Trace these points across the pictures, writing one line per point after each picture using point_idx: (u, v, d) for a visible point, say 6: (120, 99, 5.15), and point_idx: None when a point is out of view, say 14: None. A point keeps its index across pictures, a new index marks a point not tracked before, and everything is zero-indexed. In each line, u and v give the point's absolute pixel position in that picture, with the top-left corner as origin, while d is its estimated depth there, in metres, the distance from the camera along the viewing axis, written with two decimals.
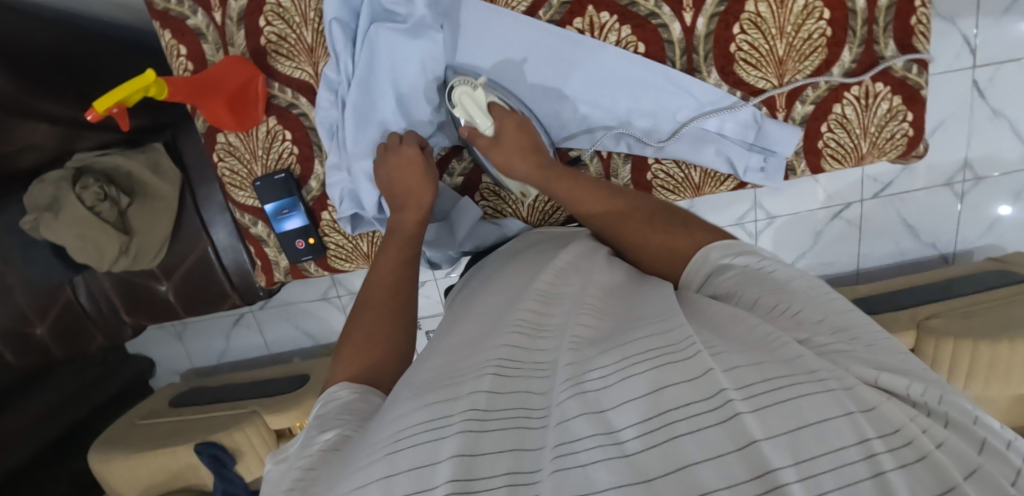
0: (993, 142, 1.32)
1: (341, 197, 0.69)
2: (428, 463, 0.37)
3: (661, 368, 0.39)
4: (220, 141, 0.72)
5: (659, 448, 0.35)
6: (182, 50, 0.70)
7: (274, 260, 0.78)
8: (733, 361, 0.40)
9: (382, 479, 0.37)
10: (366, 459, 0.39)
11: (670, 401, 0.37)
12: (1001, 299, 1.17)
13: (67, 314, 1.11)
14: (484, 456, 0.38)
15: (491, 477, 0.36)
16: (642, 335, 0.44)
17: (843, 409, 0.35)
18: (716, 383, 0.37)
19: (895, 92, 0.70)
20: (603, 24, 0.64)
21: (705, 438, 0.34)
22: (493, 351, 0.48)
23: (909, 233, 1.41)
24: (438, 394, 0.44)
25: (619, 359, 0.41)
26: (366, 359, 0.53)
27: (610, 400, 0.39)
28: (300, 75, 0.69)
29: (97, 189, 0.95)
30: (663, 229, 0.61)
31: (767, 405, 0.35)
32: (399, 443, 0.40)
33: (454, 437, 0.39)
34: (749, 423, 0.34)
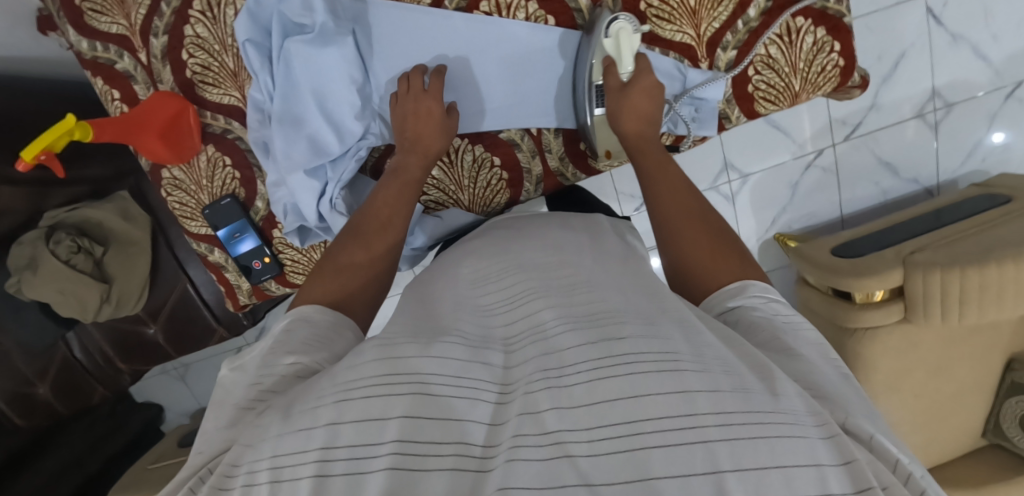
0: (957, 68, 1.30)
1: (285, 211, 0.70)
2: (376, 419, 0.39)
3: (644, 373, 0.38)
4: (165, 177, 0.74)
5: (619, 458, 0.35)
6: (116, 94, 0.72)
7: (236, 284, 0.80)
8: (721, 383, 0.38)
9: (326, 426, 0.39)
10: (317, 400, 0.42)
11: (648, 412, 0.36)
12: (986, 224, 1.15)
13: (65, 370, 1.14)
14: (430, 421, 0.39)
15: (440, 457, 0.37)
16: (630, 334, 0.42)
17: (813, 460, 0.34)
18: (698, 406, 0.36)
19: (817, 24, 0.69)
20: (509, 2, 0.65)
21: (670, 456, 0.34)
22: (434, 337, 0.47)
23: (888, 171, 1.39)
24: (394, 351, 0.44)
25: (607, 357, 0.40)
26: (343, 293, 0.58)
27: (581, 398, 0.38)
28: (229, 100, 0.71)
29: (70, 242, 0.98)
30: (709, 242, 0.58)
31: (742, 438, 0.35)
32: (353, 393, 0.41)
33: (406, 396, 0.40)
34: (719, 453, 0.34)
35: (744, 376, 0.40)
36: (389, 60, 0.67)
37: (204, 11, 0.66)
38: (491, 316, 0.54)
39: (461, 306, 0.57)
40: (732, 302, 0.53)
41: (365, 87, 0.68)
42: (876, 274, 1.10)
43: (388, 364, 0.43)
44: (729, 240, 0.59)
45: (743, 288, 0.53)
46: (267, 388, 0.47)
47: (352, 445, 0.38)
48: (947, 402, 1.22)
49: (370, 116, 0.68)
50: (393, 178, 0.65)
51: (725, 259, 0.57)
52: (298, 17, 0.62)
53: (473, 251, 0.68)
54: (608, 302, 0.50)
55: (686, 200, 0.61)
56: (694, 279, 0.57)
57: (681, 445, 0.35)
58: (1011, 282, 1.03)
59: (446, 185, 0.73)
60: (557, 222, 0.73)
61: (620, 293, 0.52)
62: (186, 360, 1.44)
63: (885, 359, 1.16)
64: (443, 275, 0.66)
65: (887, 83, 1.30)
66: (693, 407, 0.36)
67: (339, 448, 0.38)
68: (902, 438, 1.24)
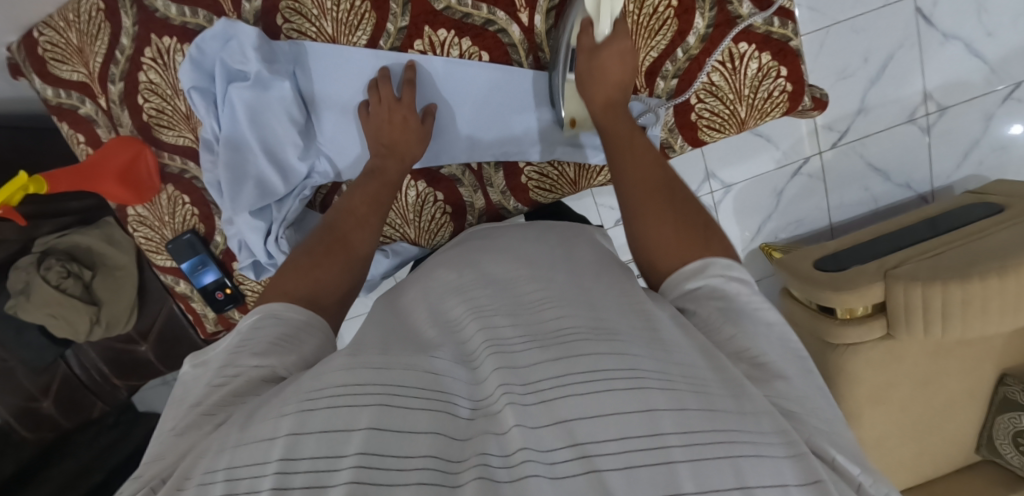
0: (950, 68, 1.25)
1: (240, 246, 0.73)
2: (342, 429, 0.34)
3: (611, 391, 0.34)
4: (131, 213, 0.78)
5: (588, 479, 0.30)
6: (81, 137, 0.75)
7: (202, 312, 0.84)
8: (687, 401, 0.35)
9: (287, 435, 0.33)
10: (280, 409, 0.36)
11: (607, 432, 0.33)
12: (974, 235, 1.11)
13: (66, 386, 1.21)
14: (398, 435, 0.33)
15: (407, 468, 0.31)
16: (603, 351, 0.38)
17: (779, 479, 0.32)
18: (663, 425, 0.33)
19: (761, 49, 0.68)
20: (442, 41, 0.67)
21: (636, 478, 0.30)
22: (397, 349, 0.43)
23: (878, 177, 1.35)
24: (370, 359, 0.39)
25: (587, 371, 0.36)
26: (316, 292, 0.54)
27: (553, 415, 0.34)
28: (183, 141, 0.73)
29: (59, 267, 1.03)
30: (674, 214, 0.55)
31: (713, 458, 0.32)
32: (317, 403, 0.35)
33: (375, 406, 0.35)
34: (681, 474, 0.30)
35: (713, 397, 0.36)
36: (329, 101, 0.69)
37: (155, 58, 0.69)
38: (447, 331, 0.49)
39: (415, 321, 0.53)
40: (693, 284, 0.49)
41: (309, 127, 0.70)
42: (855, 289, 1.07)
43: (359, 373, 0.37)
44: (696, 214, 0.55)
45: (702, 268, 0.50)
46: (234, 390, 0.42)
47: (314, 458, 0.32)
48: (937, 414, 1.18)
49: (315, 154, 0.71)
50: (370, 180, 0.65)
51: (692, 238, 0.53)
52: (237, 64, 0.64)
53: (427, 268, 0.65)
54: (571, 317, 0.44)
55: (651, 168, 0.58)
56: (654, 256, 0.54)
57: (644, 468, 0.31)
58: (996, 295, 0.99)
59: (391, 218, 0.74)
60: (513, 224, 0.71)
61: (591, 302, 0.47)
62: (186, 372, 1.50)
63: (869, 373, 1.12)
64: (407, 285, 0.63)
65: (875, 86, 1.26)
66: (656, 426, 0.33)
67: (301, 462, 0.32)
68: (893, 449, 1.21)
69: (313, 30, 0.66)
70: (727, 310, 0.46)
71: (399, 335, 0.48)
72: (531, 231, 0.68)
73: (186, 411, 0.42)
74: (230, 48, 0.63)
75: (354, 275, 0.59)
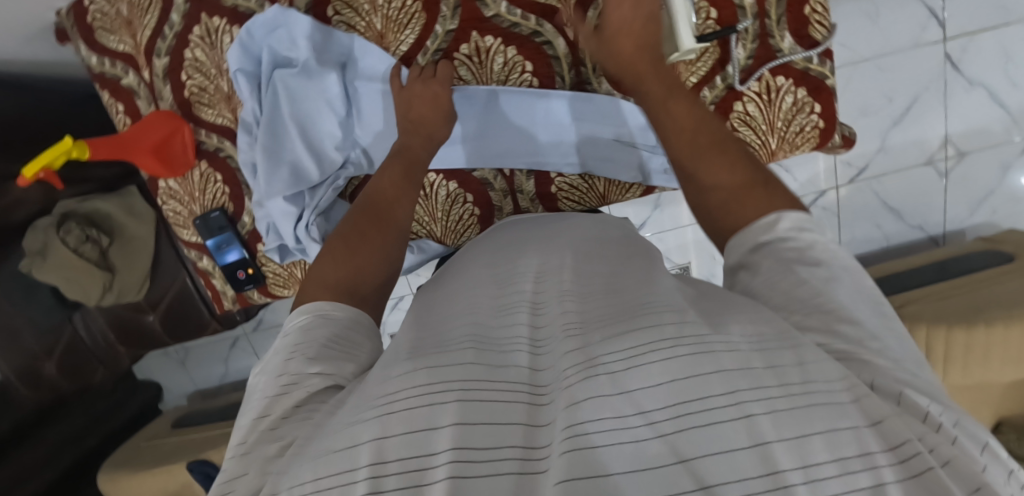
0: (973, 114, 1.27)
1: (268, 229, 0.74)
2: (426, 428, 0.37)
3: (678, 356, 0.37)
4: (163, 186, 0.79)
5: (669, 440, 0.33)
6: (121, 107, 0.76)
7: (222, 289, 0.85)
8: (753, 361, 0.38)
9: (372, 442, 0.37)
10: (360, 415, 0.39)
11: (699, 389, 0.35)
12: (985, 281, 1.12)
13: (71, 348, 1.21)
14: (483, 427, 0.37)
15: (496, 451, 0.35)
16: (654, 324, 0.41)
17: (850, 421, 0.34)
18: (736, 384, 0.35)
19: (798, 84, 0.70)
20: (488, 47, 0.68)
21: (719, 432, 0.33)
22: (445, 342, 0.47)
23: (891, 216, 1.36)
24: (426, 359, 0.44)
25: (638, 343, 0.39)
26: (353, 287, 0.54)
27: (632, 382, 0.37)
28: (222, 121, 0.74)
29: (79, 232, 1.04)
30: (733, 167, 0.54)
31: (793, 408, 0.34)
32: (394, 404, 0.39)
33: (455, 402, 0.38)
34: (762, 425, 0.33)
35: (774, 356, 0.38)
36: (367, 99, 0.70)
37: (203, 37, 0.70)
38: (471, 310, 0.54)
39: (455, 308, 0.56)
40: (766, 236, 0.49)
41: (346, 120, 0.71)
42: None
43: (423, 373, 0.41)
44: (750, 163, 0.55)
45: (769, 226, 0.49)
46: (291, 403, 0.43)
47: (403, 459, 0.35)
48: None
49: (351, 146, 0.72)
50: (396, 159, 0.64)
51: (754, 195, 0.52)
52: (286, 52, 0.66)
53: (462, 265, 0.68)
54: (594, 308, 0.49)
55: (687, 120, 0.58)
56: (721, 211, 0.53)
57: (724, 421, 0.33)
58: (1000, 343, 1.00)
59: (420, 214, 0.77)
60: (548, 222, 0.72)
61: (619, 295, 0.50)
62: (188, 345, 1.51)
63: None
64: (450, 278, 0.66)
65: (897, 126, 1.28)
66: (730, 385, 0.35)
67: (389, 465, 0.35)
68: None
69: (363, 24, 0.67)
70: (794, 268, 0.45)
71: (428, 332, 0.52)
72: (569, 227, 0.70)
73: (254, 423, 0.43)
74: (280, 37, 0.65)
75: (387, 268, 0.58)
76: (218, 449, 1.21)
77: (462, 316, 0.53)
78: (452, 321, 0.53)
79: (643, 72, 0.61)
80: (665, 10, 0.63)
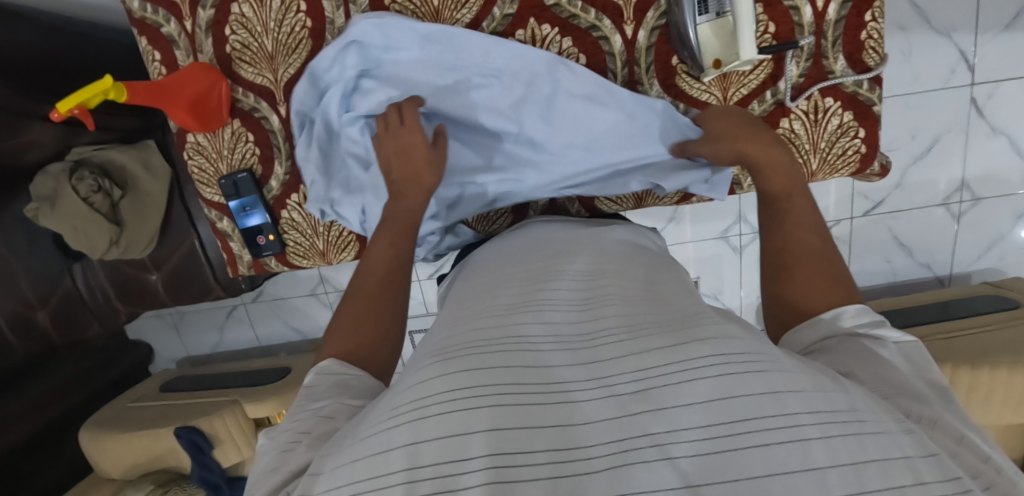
0: (991, 161, 1.28)
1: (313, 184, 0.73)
2: (459, 433, 0.35)
3: (731, 375, 0.37)
4: (189, 141, 0.76)
5: (721, 457, 0.32)
6: (157, 56, 0.74)
7: (238, 254, 0.83)
8: (802, 385, 0.37)
9: (405, 447, 0.35)
10: (388, 421, 0.38)
11: (750, 410, 0.34)
12: (990, 325, 1.14)
13: (67, 300, 1.18)
14: (517, 430, 0.36)
15: (530, 458, 0.34)
16: (705, 337, 0.42)
17: (900, 451, 0.33)
18: (790, 406, 0.35)
19: (845, 107, 0.70)
20: (544, 36, 0.68)
21: (773, 455, 0.32)
22: (473, 331, 0.48)
23: (901, 252, 1.38)
24: (461, 363, 0.42)
25: (687, 359, 0.39)
26: (355, 343, 0.53)
27: (673, 399, 0.36)
28: (261, 81, 0.73)
29: (92, 181, 1.00)
30: (814, 275, 0.54)
31: (839, 435, 0.33)
32: (428, 409, 0.37)
33: (488, 408, 0.37)
34: (815, 449, 0.32)
35: (817, 378, 0.39)
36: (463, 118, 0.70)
37: None
38: (497, 304, 0.55)
39: (485, 301, 0.56)
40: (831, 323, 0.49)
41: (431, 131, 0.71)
42: None
43: (459, 378, 0.39)
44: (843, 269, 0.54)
45: (836, 318, 0.49)
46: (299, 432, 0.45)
47: (437, 464, 0.34)
48: None
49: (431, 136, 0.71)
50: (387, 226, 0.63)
51: (824, 288, 0.52)
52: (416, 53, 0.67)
53: (494, 265, 0.68)
54: (650, 315, 0.49)
55: (798, 237, 0.57)
56: (791, 296, 0.54)
57: (778, 444, 0.32)
58: (1002, 387, 1.02)
59: None
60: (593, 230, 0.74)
61: (669, 311, 0.50)
62: (183, 310, 1.48)
63: None
64: (478, 275, 0.67)
65: (917, 164, 1.29)
66: (784, 407, 0.35)
67: (423, 469, 0.34)
68: None
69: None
70: (871, 354, 0.45)
71: (464, 325, 0.51)
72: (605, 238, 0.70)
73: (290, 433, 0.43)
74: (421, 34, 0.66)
75: (396, 318, 0.57)
76: (208, 418, 1.18)
77: (490, 310, 0.53)
78: (483, 312, 0.53)
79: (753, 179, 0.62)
80: (730, 15, 0.62)
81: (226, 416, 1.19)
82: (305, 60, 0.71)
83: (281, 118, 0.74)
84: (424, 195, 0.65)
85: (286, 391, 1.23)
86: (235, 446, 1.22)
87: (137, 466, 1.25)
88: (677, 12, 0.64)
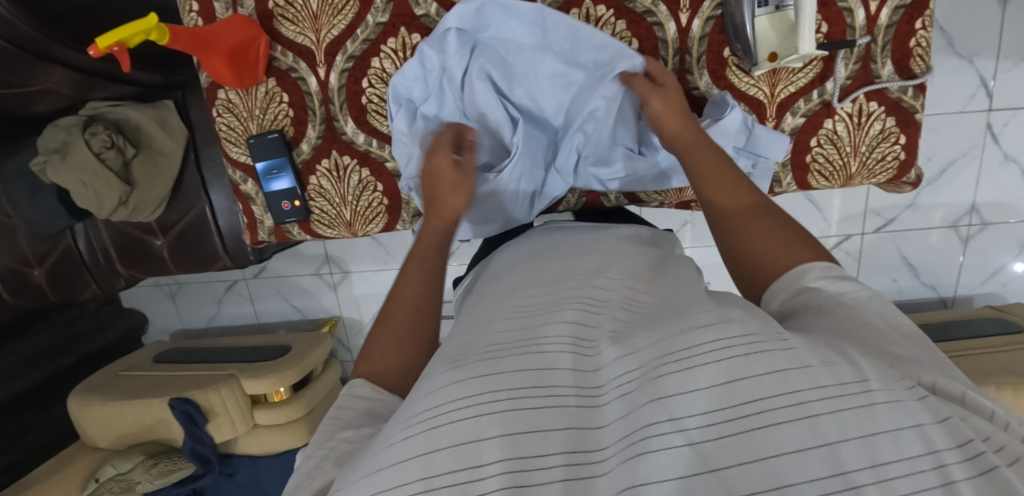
0: (1002, 188, 1.30)
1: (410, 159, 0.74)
2: (474, 439, 0.34)
3: (733, 358, 0.33)
4: (220, 97, 0.75)
5: (731, 443, 0.30)
6: (194, 6, 0.72)
7: (260, 218, 0.83)
8: (807, 358, 0.33)
9: (421, 456, 0.33)
10: (404, 431, 0.36)
11: (754, 392, 0.32)
12: (995, 347, 1.15)
13: (65, 260, 1.14)
14: (532, 431, 0.34)
15: (546, 458, 0.33)
16: (700, 324, 0.37)
17: (911, 419, 0.30)
18: (796, 383, 0.31)
19: (889, 113, 0.70)
20: (599, 17, 0.68)
21: (780, 436, 0.30)
22: (494, 336, 0.45)
23: (908, 271, 1.39)
24: (476, 368, 0.39)
25: (687, 348, 0.35)
26: (383, 359, 0.53)
27: (676, 386, 0.33)
28: (302, 41, 0.72)
29: (105, 137, 0.97)
30: (769, 229, 0.51)
31: (849, 407, 0.30)
32: (442, 417, 0.35)
33: (500, 413, 0.35)
34: (826, 426, 0.30)
35: (825, 353, 0.34)
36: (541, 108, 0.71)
37: None
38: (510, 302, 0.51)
39: (504, 302, 0.52)
40: (803, 282, 0.47)
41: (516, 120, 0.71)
42: None
43: (478, 382, 0.37)
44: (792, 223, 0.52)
45: (798, 276, 0.47)
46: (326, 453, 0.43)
47: (453, 471, 0.32)
48: None
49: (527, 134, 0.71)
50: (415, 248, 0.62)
51: (787, 243, 0.51)
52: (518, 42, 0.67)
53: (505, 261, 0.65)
54: (628, 318, 0.45)
55: (731, 205, 0.55)
56: (746, 252, 0.52)
57: (791, 423, 0.30)
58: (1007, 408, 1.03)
59: None
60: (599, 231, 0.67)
61: (670, 308, 0.45)
62: (181, 281, 1.44)
63: None
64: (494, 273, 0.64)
65: (930, 186, 1.31)
66: (790, 385, 0.32)
67: (440, 477, 0.32)
68: None
69: None
70: (825, 308, 0.44)
71: (478, 332, 0.47)
72: (611, 233, 0.66)
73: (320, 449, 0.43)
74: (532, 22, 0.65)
75: (426, 314, 0.56)
76: (204, 391, 1.15)
77: (512, 314, 0.48)
78: (493, 320, 0.49)
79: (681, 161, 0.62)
80: (789, 9, 0.63)
81: (223, 390, 1.15)
82: (350, 22, 0.70)
83: (319, 81, 0.74)
84: (450, 220, 0.63)
85: (285, 367, 1.20)
86: (229, 421, 1.18)
87: (126, 436, 1.22)
88: (735, 3, 0.64)
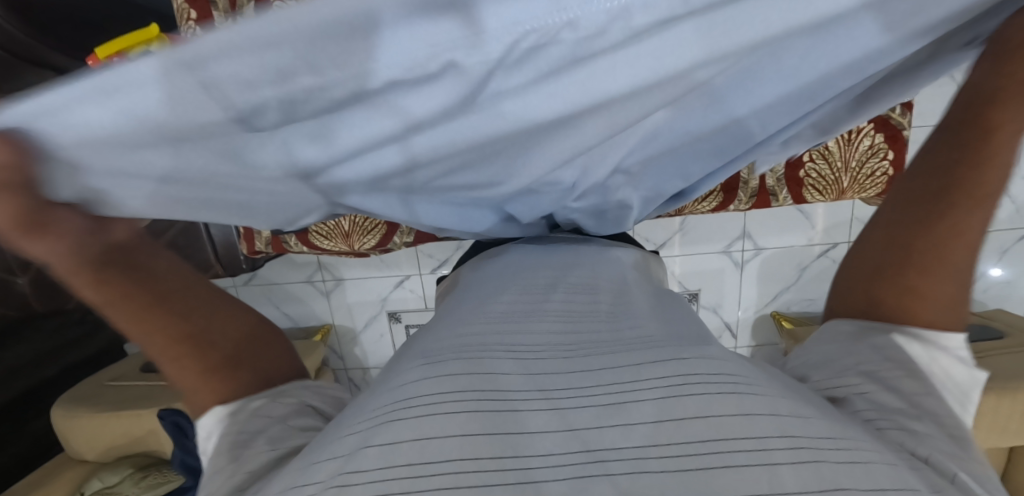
0: None
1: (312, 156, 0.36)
2: (437, 436, 0.33)
3: (707, 393, 0.35)
4: None
5: (688, 478, 0.30)
6: (193, 14, 0.74)
7: (257, 228, 0.86)
8: (778, 405, 0.35)
9: (386, 446, 0.33)
10: (369, 421, 0.36)
11: (712, 430, 0.32)
12: (978, 352, 1.18)
13: None
14: (491, 437, 0.33)
15: (507, 465, 0.32)
16: (697, 355, 0.38)
17: (874, 482, 0.30)
18: (762, 429, 0.32)
19: (878, 130, 0.76)
20: None
21: (738, 477, 0.30)
22: (477, 333, 0.45)
23: None
24: (450, 366, 0.39)
25: (665, 375, 0.36)
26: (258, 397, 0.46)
27: (647, 414, 0.34)
28: None
29: None
30: (951, 288, 0.45)
31: (809, 460, 0.31)
32: (407, 412, 0.35)
33: (464, 413, 0.34)
34: (784, 477, 0.29)
35: (802, 402, 0.37)
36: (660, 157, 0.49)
37: None
38: (492, 304, 0.52)
39: (477, 309, 0.52)
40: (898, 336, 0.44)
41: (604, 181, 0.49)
42: None
43: (448, 381, 0.37)
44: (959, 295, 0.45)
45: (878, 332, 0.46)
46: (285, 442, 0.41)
47: (412, 465, 0.32)
48: None
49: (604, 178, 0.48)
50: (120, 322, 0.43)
51: (936, 302, 0.45)
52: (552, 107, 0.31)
53: (484, 270, 0.64)
54: (642, 325, 0.45)
55: (957, 249, 0.44)
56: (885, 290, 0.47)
57: (747, 468, 0.30)
58: (989, 411, 1.07)
59: None
60: (589, 243, 0.66)
61: (671, 327, 0.46)
62: None
63: None
64: (465, 289, 0.61)
65: None
66: (756, 430, 0.32)
67: (399, 470, 0.32)
68: None
69: None
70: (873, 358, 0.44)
71: (466, 322, 0.48)
72: (601, 248, 0.64)
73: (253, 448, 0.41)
74: (822, 49, 0.34)
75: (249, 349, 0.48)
76: None
77: (495, 319, 0.48)
78: (487, 316, 0.49)
79: (950, 143, 0.44)
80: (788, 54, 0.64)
81: None
82: None
83: None
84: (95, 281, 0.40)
85: None
86: None
87: (113, 448, 1.19)
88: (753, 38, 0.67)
